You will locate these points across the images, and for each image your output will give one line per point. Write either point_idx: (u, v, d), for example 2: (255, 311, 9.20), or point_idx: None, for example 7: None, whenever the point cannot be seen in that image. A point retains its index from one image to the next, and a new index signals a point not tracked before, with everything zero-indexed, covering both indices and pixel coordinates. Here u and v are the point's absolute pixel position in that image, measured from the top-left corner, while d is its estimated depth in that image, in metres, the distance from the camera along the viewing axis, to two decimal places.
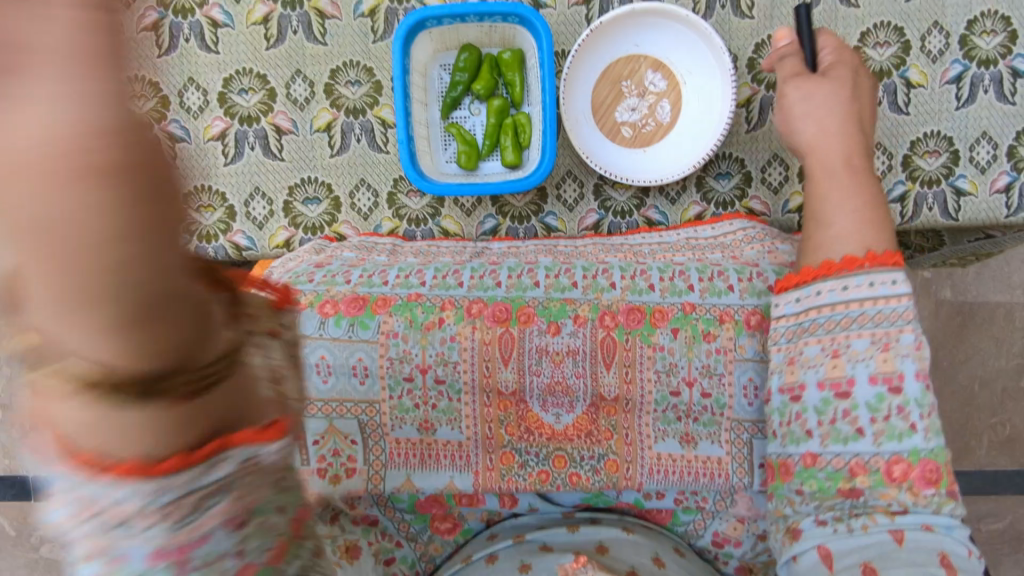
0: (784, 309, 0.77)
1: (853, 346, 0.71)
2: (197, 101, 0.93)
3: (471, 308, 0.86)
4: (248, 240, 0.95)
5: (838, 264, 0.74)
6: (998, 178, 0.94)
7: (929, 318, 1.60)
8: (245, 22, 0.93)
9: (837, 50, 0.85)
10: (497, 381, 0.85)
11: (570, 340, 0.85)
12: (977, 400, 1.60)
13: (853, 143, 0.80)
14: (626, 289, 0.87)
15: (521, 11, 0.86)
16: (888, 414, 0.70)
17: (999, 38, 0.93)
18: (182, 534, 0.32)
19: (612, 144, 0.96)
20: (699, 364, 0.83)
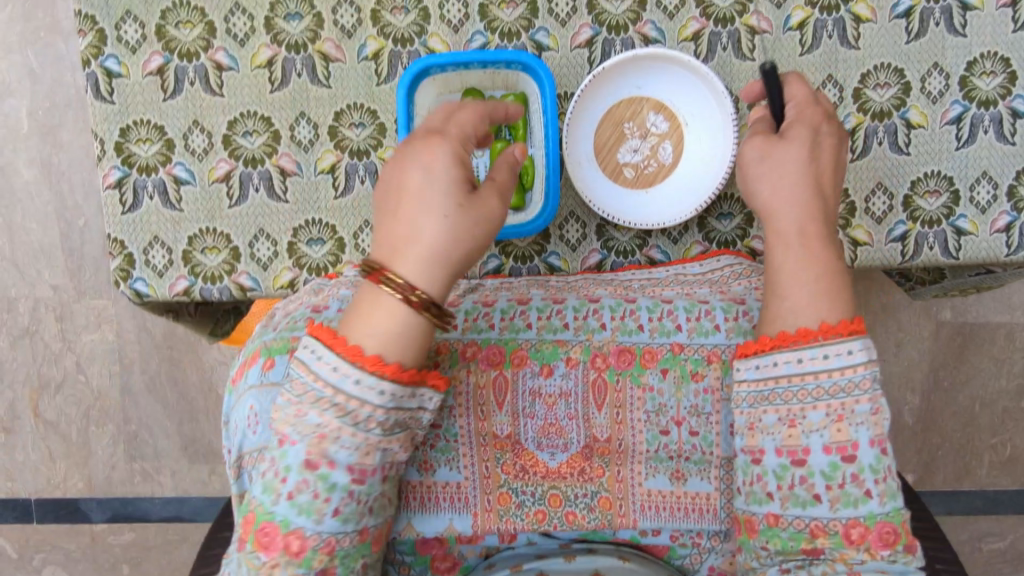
0: (744, 373, 0.74)
1: (809, 418, 0.71)
2: (202, 143, 0.94)
3: (465, 351, 0.86)
4: (253, 281, 0.96)
5: (792, 335, 0.72)
6: (998, 218, 0.95)
7: (931, 341, 1.70)
8: (249, 65, 0.93)
9: (801, 104, 0.82)
10: (493, 424, 0.85)
11: (562, 383, 0.84)
12: (978, 421, 1.71)
13: (808, 207, 0.77)
14: (615, 329, 0.86)
15: (526, 59, 0.88)
16: (842, 482, 0.70)
17: (999, 79, 0.93)
18: (395, 402, 0.69)
19: (616, 185, 0.96)
20: (687, 404, 0.84)
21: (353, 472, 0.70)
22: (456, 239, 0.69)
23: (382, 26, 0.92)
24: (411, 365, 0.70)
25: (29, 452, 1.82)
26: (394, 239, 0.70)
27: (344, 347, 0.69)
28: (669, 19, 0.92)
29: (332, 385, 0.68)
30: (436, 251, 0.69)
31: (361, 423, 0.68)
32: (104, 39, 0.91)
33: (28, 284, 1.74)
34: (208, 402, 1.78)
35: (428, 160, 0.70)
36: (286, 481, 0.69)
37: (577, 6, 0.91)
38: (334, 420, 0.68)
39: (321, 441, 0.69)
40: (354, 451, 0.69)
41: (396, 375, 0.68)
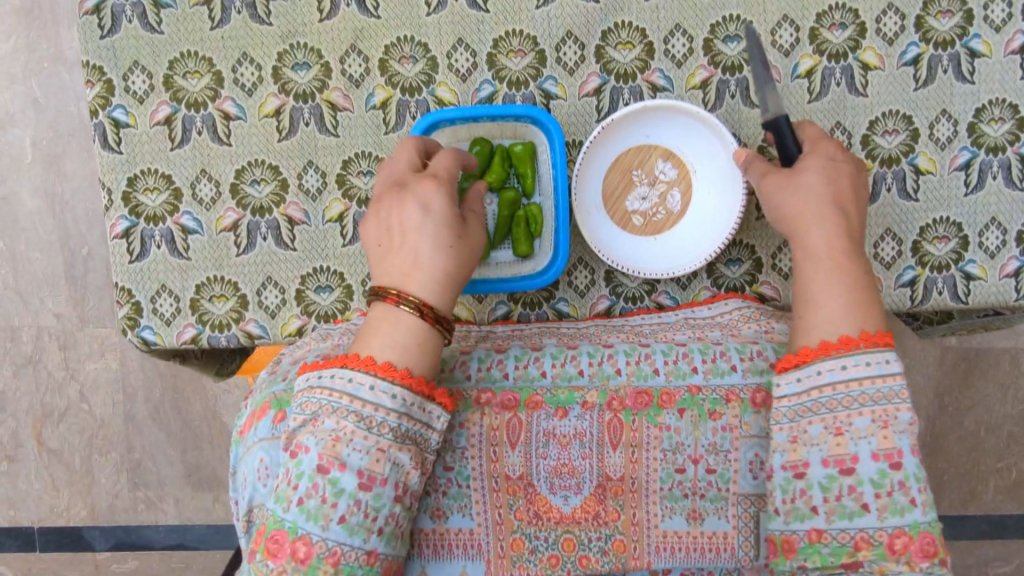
0: (784, 388, 0.75)
1: (855, 424, 0.72)
2: (209, 193, 0.94)
3: (480, 396, 0.84)
4: (261, 329, 0.96)
5: (834, 343, 0.74)
6: (1007, 263, 0.95)
7: (935, 367, 1.64)
8: (257, 115, 0.92)
9: (813, 140, 0.85)
10: (505, 465, 0.83)
11: (577, 423, 0.82)
12: (984, 445, 1.65)
13: (835, 227, 0.79)
14: (631, 374, 0.84)
15: (536, 114, 0.90)
16: (890, 490, 0.71)
17: (1007, 125, 0.93)
18: (414, 409, 0.73)
19: (624, 232, 0.98)
20: (706, 442, 0.81)
21: (363, 478, 0.71)
22: (457, 260, 0.79)
23: (390, 76, 0.92)
24: (422, 373, 0.75)
25: (32, 481, 1.81)
26: (399, 267, 0.78)
27: (356, 360, 0.74)
28: (678, 68, 0.92)
29: (349, 395, 0.73)
30: (441, 270, 0.77)
31: (373, 426, 0.72)
32: (112, 90, 0.91)
33: (31, 313, 1.73)
34: (212, 430, 1.77)
35: (426, 196, 0.79)
36: (297, 488, 0.71)
37: (586, 55, 0.92)
38: (349, 423, 0.72)
39: (335, 443, 0.71)
40: (365, 455, 0.71)
41: (406, 381, 0.73)
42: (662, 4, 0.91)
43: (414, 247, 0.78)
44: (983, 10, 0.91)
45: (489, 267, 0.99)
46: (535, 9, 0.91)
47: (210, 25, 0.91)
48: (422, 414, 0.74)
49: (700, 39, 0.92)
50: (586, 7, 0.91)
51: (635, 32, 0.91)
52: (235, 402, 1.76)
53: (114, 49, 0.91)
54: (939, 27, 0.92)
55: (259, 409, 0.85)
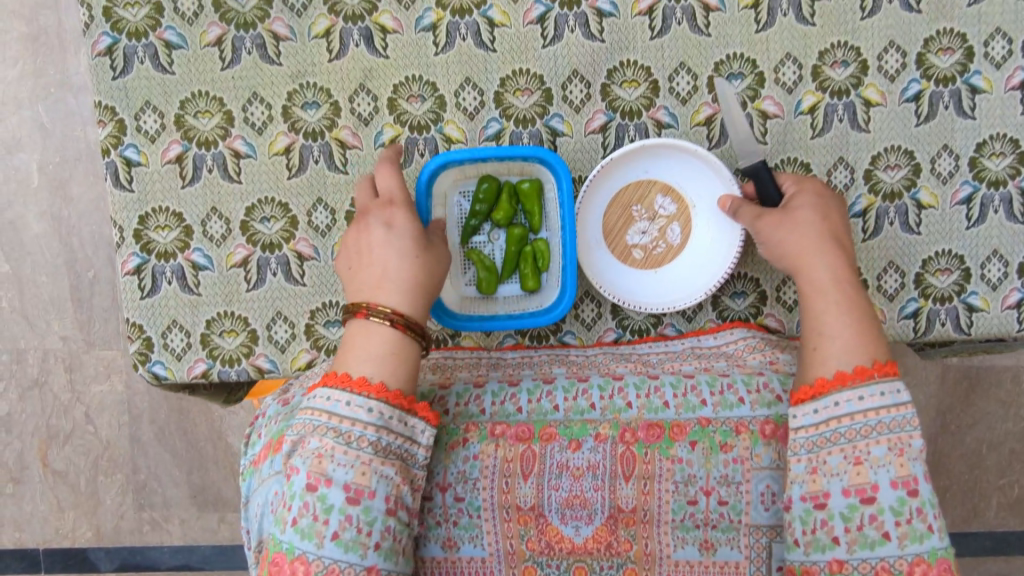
0: (801, 420, 0.74)
1: (872, 453, 0.71)
2: (220, 230, 0.96)
3: (493, 428, 0.82)
4: (271, 363, 0.97)
5: (850, 374, 0.74)
6: (1009, 294, 0.96)
7: (936, 384, 1.54)
8: (267, 153, 0.95)
9: (796, 181, 0.89)
10: (517, 496, 0.79)
11: (590, 456, 0.80)
12: (986, 463, 1.54)
13: (836, 258, 0.81)
14: (642, 407, 0.84)
15: (543, 154, 0.94)
16: (909, 517, 0.69)
17: (1008, 160, 0.95)
18: (391, 422, 0.74)
19: (625, 266, 1.01)
20: (718, 473, 0.79)
21: (351, 491, 0.72)
22: (425, 271, 0.82)
23: (399, 114, 0.96)
24: (398, 386, 0.76)
25: (37, 503, 1.71)
26: (370, 283, 0.81)
27: (333, 379, 0.76)
28: (683, 106, 0.96)
29: (327, 412, 0.74)
30: (410, 281, 0.81)
31: (352, 440, 0.72)
32: (123, 129, 0.95)
33: (38, 336, 1.64)
34: (217, 450, 1.66)
35: (392, 216, 0.84)
36: (291, 509, 0.72)
37: (592, 93, 0.96)
38: (329, 440, 0.72)
39: (320, 460, 0.72)
40: (350, 469, 0.72)
41: (382, 395, 0.74)
42: (667, 43, 0.95)
43: (382, 262, 0.82)
44: (983, 48, 0.93)
45: (497, 301, 1.03)
46: (542, 49, 0.95)
47: (221, 65, 0.94)
48: (404, 427, 0.75)
49: (705, 77, 0.96)
50: (592, 47, 0.95)
51: (640, 71, 0.95)
52: (241, 422, 1.65)
53: (126, 90, 0.94)
54: (940, 64, 0.94)
55: (275, 443, 0.81)
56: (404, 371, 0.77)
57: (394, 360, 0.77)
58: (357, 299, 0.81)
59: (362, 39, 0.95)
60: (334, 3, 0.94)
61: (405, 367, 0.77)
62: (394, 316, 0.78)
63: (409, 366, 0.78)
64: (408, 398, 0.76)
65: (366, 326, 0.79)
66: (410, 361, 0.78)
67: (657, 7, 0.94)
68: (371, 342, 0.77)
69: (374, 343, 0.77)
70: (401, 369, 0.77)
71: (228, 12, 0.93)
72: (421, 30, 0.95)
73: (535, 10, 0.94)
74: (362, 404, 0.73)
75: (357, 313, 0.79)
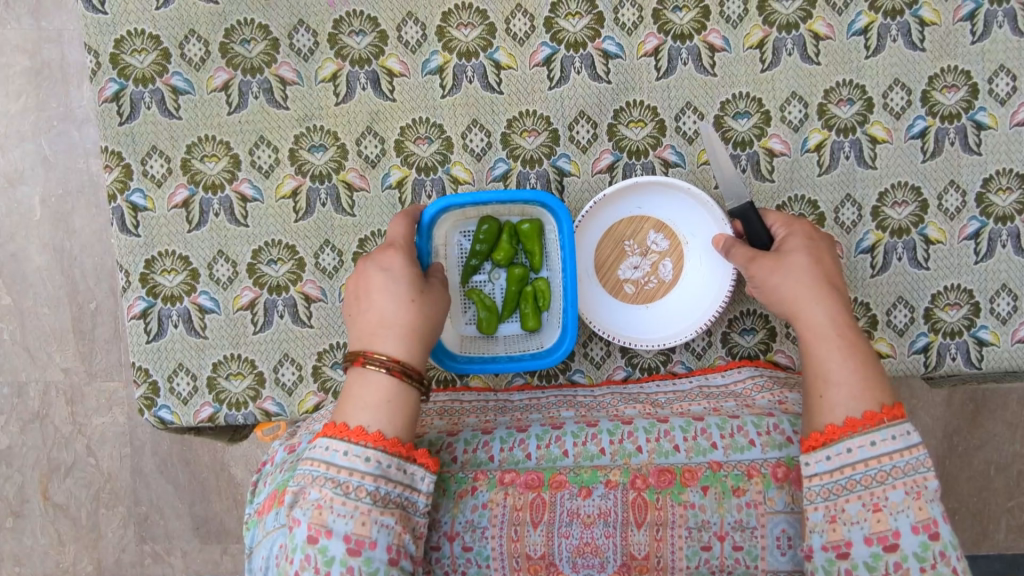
0: (815, 467, 0.73)
1: (890, 498, 0.70)
2: (226, 272, 1.00)
3: (503, 476, 0.82)
4: (277, 406, 1.00)
5: (859, 419, 0.73)
6: (1018, 328, 0.96)
7: (942, 407, 1.49)
8: (274, 196, 1.00)
9: (786, 224, 0.89)
10: (526, 545, 0.77)
11: (601, 503, 0.78)
12: (994, 486, 1.51)
13: (833, 303, 0.80)
14: (652, 451, 0.83)
15: (544, 199, 0.94)
16: (934, 562, 0.68)
17: (1015, 195, 0.96)
18: (391, 471, 0.72)
19: (618, 300, 1.02)
20: (731, 519, 0.77)
21: (351, 543, 0.70)
22: (420, 315, 0.80)
23: (406, 156, 1.01)
24: (395, 433, 0.74)
25: (38, 537, 1.63)
26: (366, 329, 0.80)
27: (332, 429, 0.75)
28: (689, 144, 1.00)
29: (325, 463, 0.72)
30: (406, 327, 0.79)
31: (350, 491, 0.71)
32: (130, 174, 0.99)
33: (39, 368, 1.57)
34: (220, 481, 1.59)
35: (388, 261, 0.83)
36: (294, 562, 0.71)
37: (598, 133, 1.00)
38: (328, 490, 0.71)
39: (320, 512, 0.71)
40: (350, 519, 0.70)
41: (380, 444, 0.73)
42: (673, 83, 0.99)
43: (378, 308, 0.80)
44: (988, 84, 0.95)
45: (497, 341, 1.03)
46: (549, 90, 1.00)
47: (227, 110, 0.99)
48: (405, 475, 0.73)
49: (711, 116, 0.99)
50: (598, 87, 1.00)
51: (646, 112, 0.99)
52: (244, 452, 1.58)
53: (133, 135, 0.99)
54: (945, 101, 0.96)
55: (279, 494, 0.80)
56: (403, 420, 0.76)
57: (392, 409, 0.75)
58: (356, 346, 0.79)
59: (369, 82, 1.00)
60: (341, 47, 0.99)
61: (403, 415, 0.76)
62: (392, 364, 0.76)
63: (408, 414, 0.76)
64: (407, 446, 0.74)
65: (363, 373, 0.77)
66: (409, 409, 0.76)
67: (662, 49, 0.98)
68: (370, 392, 0.75)
69: (373, 392, 0.75)
70: (399, 418, 0.75)
71: (236, 57, 0.99)
72: (428, 73, 1.00)
73: (541, 52, 0.99)
74: (361, 455, 0.72)
75: (357, 361, 0.77)
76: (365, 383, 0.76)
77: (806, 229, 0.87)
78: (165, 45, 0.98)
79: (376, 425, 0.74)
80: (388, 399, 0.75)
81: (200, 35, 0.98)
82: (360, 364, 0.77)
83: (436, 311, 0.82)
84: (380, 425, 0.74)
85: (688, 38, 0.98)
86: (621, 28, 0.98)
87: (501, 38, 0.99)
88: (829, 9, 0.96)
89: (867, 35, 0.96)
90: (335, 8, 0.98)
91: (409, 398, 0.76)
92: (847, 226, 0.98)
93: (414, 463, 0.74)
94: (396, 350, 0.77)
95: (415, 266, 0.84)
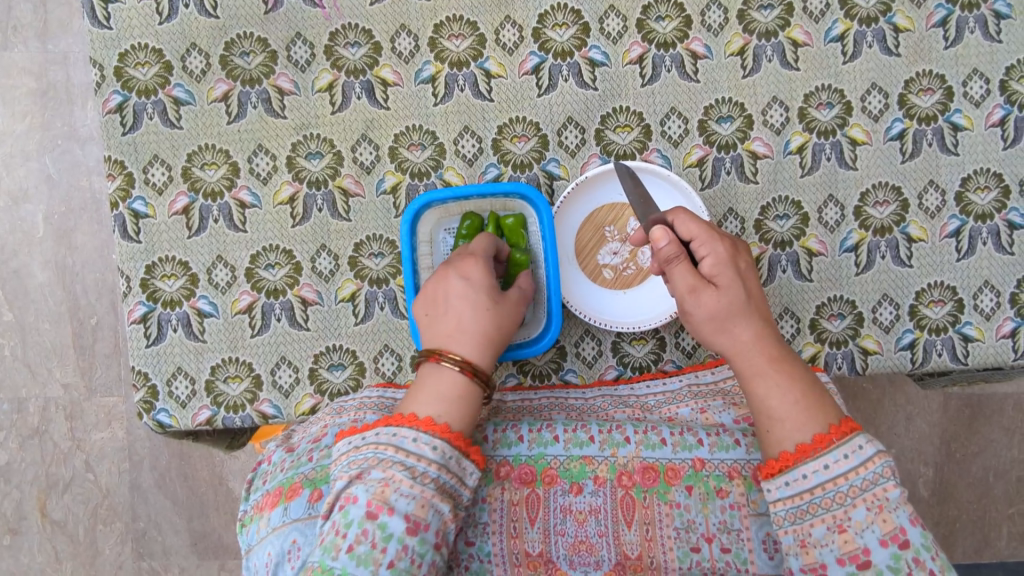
0: (776, 493, 0.72)
1: (853, 518, 0.69)
2: (225, 277, 1.02)
3: (498, 470, 0.82)
4: (275, 408, 1.01)
5: (810, 444, 0.72)
6: (1002, 324, 0.98)
7: (938, 413, 1.50)
8: (272, 203, 1.03)
9: (712, 254, 0.78)
10: (525, 542, 0.79)
11: (592, 500, 0.80)
12: (994, 492, 1.51)
13: (765, 340, 0.78)
14: (639, 443, 0.83)
15: (523, 190, 0.98)
16: (908, 571, 0.67)
17: (993, 193, 0.98)
18: (450, 462, 0.73)
19: (596, 285, 1.05)
20: (716, 520, 0.78)
21: (410, 522, 0.69)
22: (496, 322, 0.83)
23: (400, 162, 1.04)
24: (459, 427, 0.76)
25: (35, 554, 1.62)
26: (441, 332, 0.82)
27: (399, 417, 0.75)
28: (675, 147, 1.03)
29: (395, 444, 0.72)
30: (481, 333, 0.81)
31: (417, 475, 0.71)
32: (132, 182, 1.02)
33: (38, 383, 1.58)
34: (219, 495, 1.59)
35: (471, 271, 0.86)
36: (346, 537, 0.69)
37: (586, 138, 1.04)
38: (395, 472, 0.71)
39: (384, 489, 0.70)
40: (413, 500, 0.70)
41: (446, 434, 0.74)
42: (657, 90, 1.02)
43: (456, 313, 0.83)
44: (962, 87, 0.98)
45: None
46: (538, 97, 1.03)
47: (227, 120, 1.02)
48: (464, 467, 0.75)
49: (695, 120, 1.02)
50: (585, 94, 1.03)
51: (632, 116, 1.03)
52: (242, 466, 1.59)
53: (135, 145, 1.01)
54: (922, 104, 0.99)
55: (287, 491, 0.81)
56: (466, 419, 0.77)
57: (460, 408, 0.77)
58: (429, 349, 0.81)
59: (364, 91, 1.03)
60: (336, 59, 1.03)
61: (466, 415, 0.77)
62: (464, 368, 0.78)
63: (471, 416, 0.78)
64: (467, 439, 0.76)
65: (435, 369, 0.79)
66: (472, 414, 0.78)
67: (646, 57, 1.02)
68: (445, 386, 0.77)
69: (448, 387, 0.77)
70: (464, 415, 0.77)
71: (235, 69, 1.02)
72: (421, 82, 1.03)
73: (530, 61, 1.03)
74: (428, 450, 0.72)
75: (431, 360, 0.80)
76: (437, 378, 0.78)
77: (729, 252, 0.79)
78: (167, 58, 1.01)
79: (446, 416, 0.75)
80: (458, 397, 0.77)
81: (201, 48, 1.01)
82: (432, 362, 0.79)
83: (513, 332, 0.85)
84: (449, 415, 0.76)
85: (671, 46, 1.02)
86: (606, 37, 1.02)
87: (491, 48, 1.02)
88: (807, 17, 1.00)
89: (844, 41, 1.00)
90: (331, 22, 1.02)
91: (470, 400, 0.78)
92: (831, 226, 1.01)
93: (469, 462, 0.75)
94: (468, 354, 0.80)
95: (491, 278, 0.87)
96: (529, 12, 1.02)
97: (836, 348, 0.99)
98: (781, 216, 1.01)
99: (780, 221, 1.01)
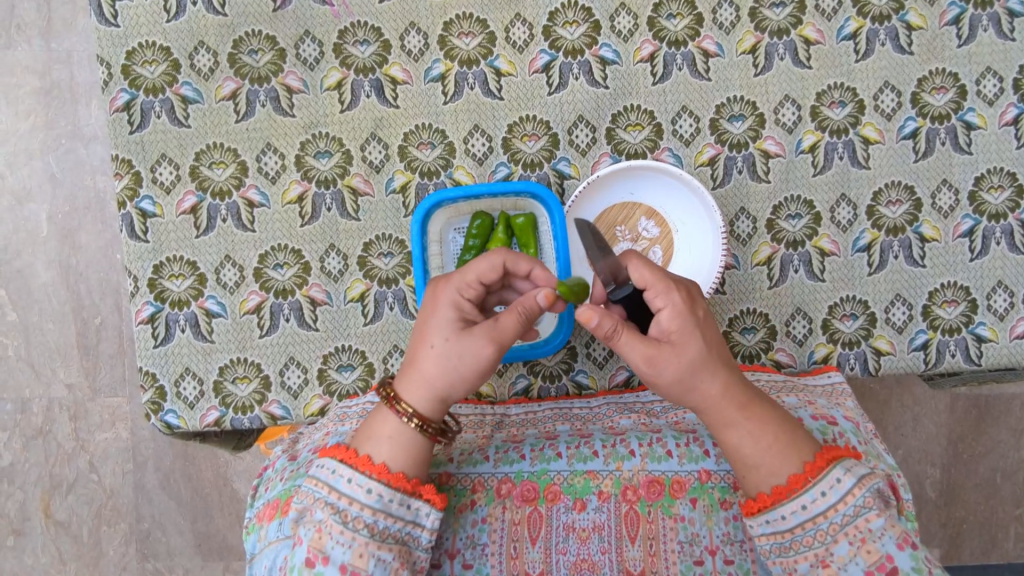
0: (758, 530, 0.72)
1: (836, 553, 0.69)
2: (233, 277, 1.02)
3: (500, 488, 0.82)
4: (283, 409, 1.01)
5: (784, 485, 0.71)
6: (1016, 325, 0.97)
7: (946, 414, 1.49)
8: (280, 202, 1.02)
9: (664, 309, 0.74)
10: (525, 562, 0.77)
11: (596, 516, 0.79)
12: (1002, 493, 1.50)
13: (732, 388, 0.75)
14: (644, 456, 0.82)
15: (534, 189, 0.98)
16: None
17: (1006, 193, 0.98)
18: (392, 505, 0.72)
19: None
20: (720, 532, 0.78)
21: (346, 572, 0.69)
22: (443, 363, 0.74)
23: (409, 161, 1.03)
24: (400, 468, 0.73)
25: (39, 556, 1.61)
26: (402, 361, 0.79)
27: (341, 451, 0.75)
28: (686, 146, 1.02)
29: (331, 485, 0.72)
30: (424, 375, 0.75)
31: (348, 520, 0.70)
32: (140, 181, 1.01)
33: (42, 384, 1.57)
34: (223, 496, 1.58)
35: (435, 298, 0.78)
36: None
37: (597, 137, 1.03)
38: (329, 516, 0.70)
39: (319, 535, 0.70)
40: (348, 549, 0.69)
41: (383, 477, 0.72)
42: (668, 88, 1.01)
43: (414, 346, 0.78)
44: (976, 85, 0.98)
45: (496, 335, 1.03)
46: (548, 95, 1.02)
47: (235, 118, 1.02)
48: (415, 510, 0.73)
49: (707, 119, 1.02)
50: (596, 92, 1.02)
51: (643, 115, 1.02)
52: (247, 467, 1.58)
53: (142, 143, 1.01)
54: (935, 102, 0.98)
55: (283, 504, 0.79)
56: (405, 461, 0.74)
57: (400, 450, 0.74)
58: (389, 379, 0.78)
59: (374, 90, 1.02)
60: (345, 57, 1.02)
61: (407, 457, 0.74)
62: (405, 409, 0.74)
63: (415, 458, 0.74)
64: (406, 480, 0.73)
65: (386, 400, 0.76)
66: (415, 455, 0.74)
67: (657, 55, 1.01)
68: (388, 423, 0.75)
69: (391, 424, 0.75)
70: (405, 456, 0.74)
71: (243, 68, 1.01)
72: (430, 80, 1.02)
73: (540, 60, 1.02)
74: (361, 495, 0.71)
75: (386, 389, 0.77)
76: (385, 412, 0.76)
77: (678, 305, 0.74)
78: (174, 56, 1.00)
79: (384, 454, 0.73)
80: (400, 438, 0.74)
81: (209, 46, 1.01)
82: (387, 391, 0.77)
83: (471, 374, 0.75)
84: (388, 455, 0.73)
85: (683, 45, 1.01)
86: (617, 35, 1.01)
87: (501, 46, 1.02)
88: (819, 15, 0.99)
89: (856, 39, 0.99)
90: (340, 20, 1.01)
91: (412, 443, 0.74)
92: (844, 226, 1.00)
93: (421, 501, 0.73)
94: (412, 393, 0.75)
95: (460, 311, 0.76)
96: (539, 10, 1.01)
97: (849, 349, 0.99)
98: (793, 216, 1.01)
99: (792, 221, 1.01)
